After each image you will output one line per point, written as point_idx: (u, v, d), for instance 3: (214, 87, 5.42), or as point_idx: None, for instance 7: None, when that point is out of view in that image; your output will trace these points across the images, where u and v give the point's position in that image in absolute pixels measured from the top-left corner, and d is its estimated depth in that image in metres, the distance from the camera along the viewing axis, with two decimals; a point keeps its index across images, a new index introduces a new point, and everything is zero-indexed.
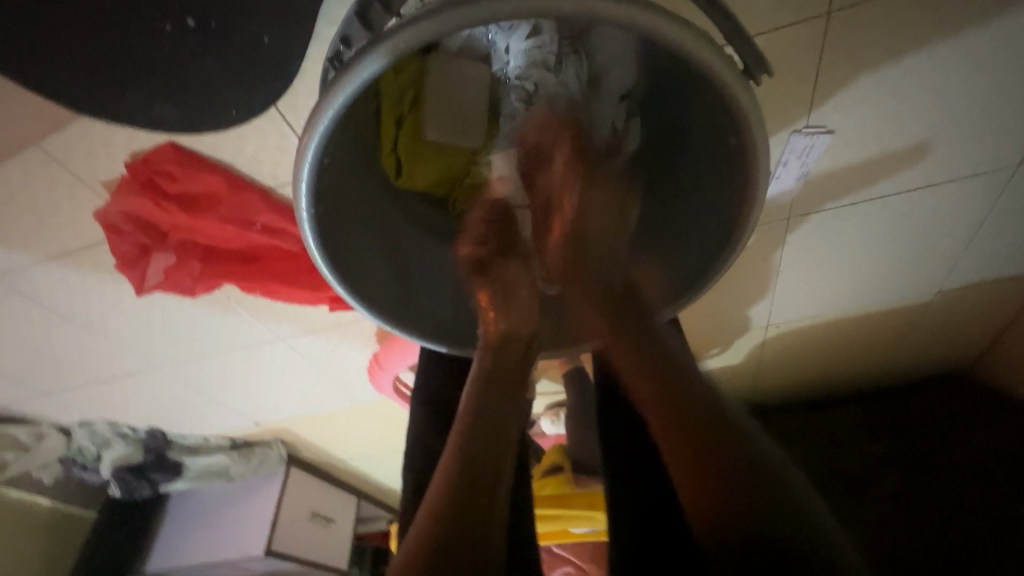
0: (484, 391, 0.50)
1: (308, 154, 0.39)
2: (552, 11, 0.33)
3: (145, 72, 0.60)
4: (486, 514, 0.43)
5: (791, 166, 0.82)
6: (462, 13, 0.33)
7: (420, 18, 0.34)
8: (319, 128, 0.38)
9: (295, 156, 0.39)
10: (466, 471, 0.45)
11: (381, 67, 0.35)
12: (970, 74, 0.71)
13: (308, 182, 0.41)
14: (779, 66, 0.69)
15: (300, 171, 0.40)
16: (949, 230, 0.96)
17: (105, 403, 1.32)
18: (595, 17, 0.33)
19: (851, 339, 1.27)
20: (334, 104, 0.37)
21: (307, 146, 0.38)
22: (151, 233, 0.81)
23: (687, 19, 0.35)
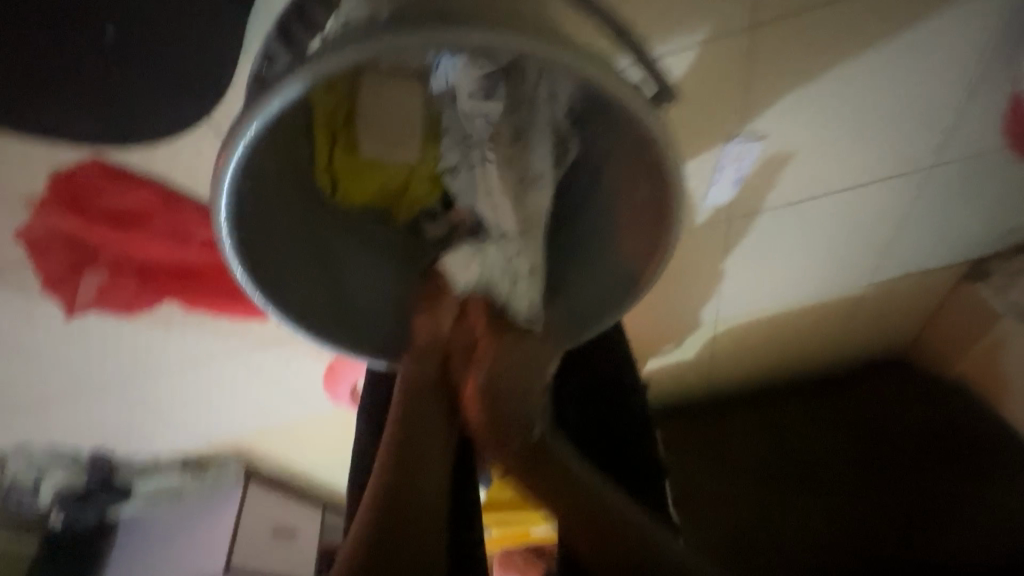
0: (408, 405, 0.55)
1: (225, 180, 0.38)
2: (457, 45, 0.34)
3: (62, 89, 0.57)
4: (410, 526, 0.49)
5: (728, 172, 0.85)
6: (370, 51, 0.34)
7: (330, 51, 0.34)
8: (234, 155, 0.37)
9: (213, 182, 0.38)
10: (396, 475, 0.51)
11: (294, 98, 0.35)
12: (883, 85, 0.76)
13: (226, 209, 0.40)
14: (710, 77, 0.72)
15: (218, 201, 0.39)
16: (876, 227, 1.02)
17: (40, 428, 1.25)
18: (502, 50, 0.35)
19: (795, 331, 1.33)
20: (248, 132, 0.36)
21: (222, 175, 0.38)
22: (81, 252, 0.77)
23: (591, 51, 0.36)
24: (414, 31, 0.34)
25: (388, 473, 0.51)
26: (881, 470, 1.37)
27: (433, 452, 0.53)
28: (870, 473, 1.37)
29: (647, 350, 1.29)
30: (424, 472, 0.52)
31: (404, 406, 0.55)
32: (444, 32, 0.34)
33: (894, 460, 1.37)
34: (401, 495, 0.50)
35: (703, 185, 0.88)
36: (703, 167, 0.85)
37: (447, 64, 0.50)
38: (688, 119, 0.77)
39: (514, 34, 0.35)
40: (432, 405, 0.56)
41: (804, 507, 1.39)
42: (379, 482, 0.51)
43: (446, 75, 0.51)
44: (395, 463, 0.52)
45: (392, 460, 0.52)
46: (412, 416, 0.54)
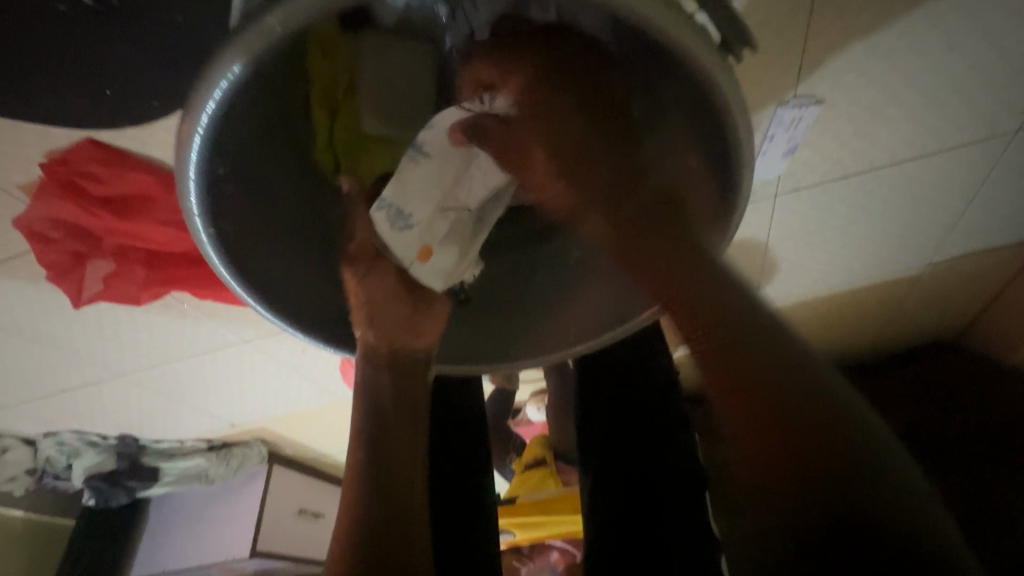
0: (369, 406, 0.47)
1: (192, 153, 0.34)
2: None
3: (39, 65, 0.52)
4: (401, 531, 0.42)
5: (778, 141, 0.76)
6: None
7: None
8: (198, 130, 0.32)
9: (177, 160, 0.34)
10: (373, 474, 0.44)
11: (265, 51, 0.29)
12: (968, 36, 0.65)
13: (197, 193, 0.36)
14: (762, 31, 0.62)
15: (187, 171, 0.35)
16: (943, 201, 0.92)
17: (66, 413, 1.26)
18: None
19: (839, 314, 1.23)
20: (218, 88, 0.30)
21: (188, 147, 0.33)
22: (84, 240, 0.74)
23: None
24: None
25: (361, 477, 0.43)
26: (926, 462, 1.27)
27: (413, 441, 0.47)
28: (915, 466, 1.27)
29: None
30: (401, 479, 0.44)
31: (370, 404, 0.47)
32: None
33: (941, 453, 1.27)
34: (385, 487, 0.43)
35: (748, 157, 0.79)
36: (749, 136, 0.76)
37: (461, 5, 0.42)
38: (737, 80, 0.68)
39: None
40: (402, 407, 0.47)
41: None
42: (350, 483, 0.44)
43: (458, 24, 0.43)
44: (374, 466, 0.44)
45: (359, 477, 0.43)
46: (381, 413, 0.46)
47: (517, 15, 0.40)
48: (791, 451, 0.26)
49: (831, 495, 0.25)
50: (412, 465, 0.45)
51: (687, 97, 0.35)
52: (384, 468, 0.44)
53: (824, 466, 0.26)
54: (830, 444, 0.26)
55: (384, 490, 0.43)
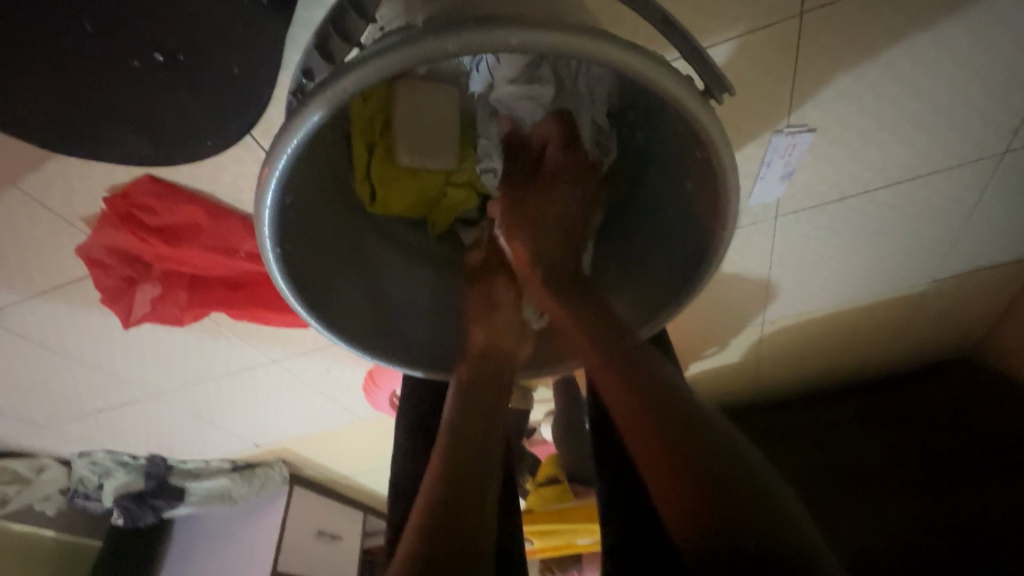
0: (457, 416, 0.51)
1: (270, 190, 0.38)
2: (498, 46, 0.32)
3: (115, 113, 0.59)
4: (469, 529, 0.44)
5: (775, 166, 0.82)
6: (411, 55, 0.33)
7: (369, 58, 0.33)
8: (275, 171, 0.37)
9: (256, 196, 0.39)
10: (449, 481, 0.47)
11: (338, 104, 0.34)
12: (948, 67, 0.70)
13: (270, 221, 0.40)
14: (754, 67, 0.68)
15: (263, 204, 0.39)
16: (941, 218, 0.95)
17: (101, 432, 1.32)
18: (545, 48, 0.32)
19: (849, 331, 1.25)
20: (288, 144, 0.36)
21: (266, 185, 0.38)
22: (136, 266, 0.81)
23: (645, 47, 0.34)
24: (453, 32, 0.32)
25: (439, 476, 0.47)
26: (933, 479, 1.22)
27: (489, 458, 0.50)
28: (923, 484, 1.22)
29: (690, 353, 1.25)
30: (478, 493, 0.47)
31: (454, 419, 0.51)
32: (487, 32, 0.32)
33: (948, 469, 1.22)
34: (458, 487, 0.46)
35: (748, 180, 0.84)
36: (748, 162, 0.81)
37: (489, 63, 0.51)
38: (734, 111, 0.74)
39: (557, 30, 0.32)
40: (478, 421, 0.52)
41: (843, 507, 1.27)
42: (431, 485, 0.46)
43: (481, 77, 0.52)
44: (451, 470, 0.47)
45: (441, 478, 0.47)
46: (461, 427, 0.51)
47: (532, 78, 0.52)
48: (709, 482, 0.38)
49: (742, 526, 0.35)
50: (480, 472, 0.48)
51: (692, 136, 0.40)
52: (458, 474, 0.47)
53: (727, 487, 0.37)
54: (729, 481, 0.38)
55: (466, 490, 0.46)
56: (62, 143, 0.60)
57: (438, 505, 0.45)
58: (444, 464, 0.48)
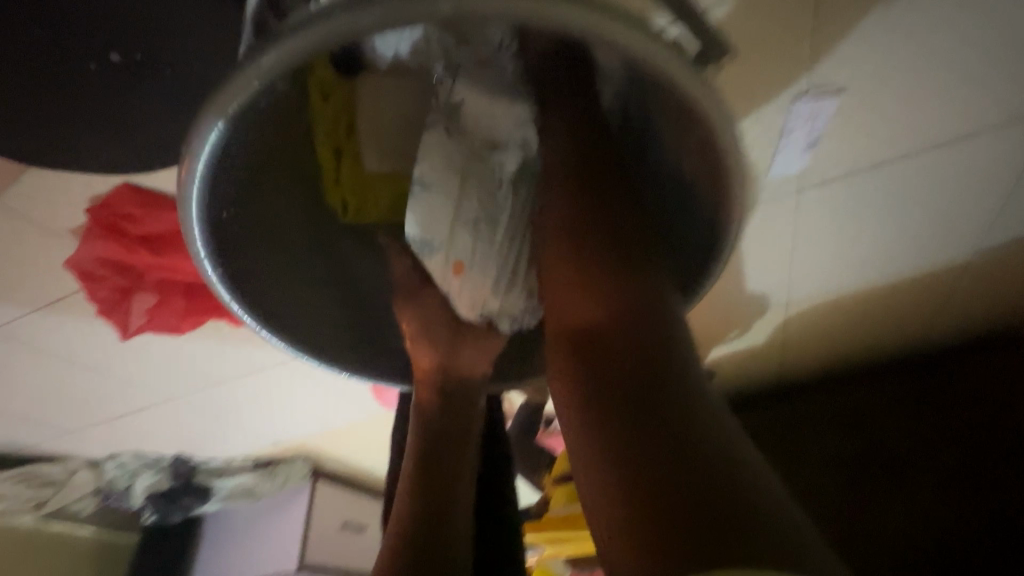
0: (432, 425, 0.47)
1: (193, 204, 0.33)
2: (427, 16, 0.26)
3: (79, 122, 0.54)
4: (447, 546, 0.44)
5: (796, 136, 0.74)
6: (324, 33, 0.27)
7: (275, 42, 0.27)
8: (194, 181, 0.32)
9: (179, 214, 0.33)
10: (422, 498, 0.45)
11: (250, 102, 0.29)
12: (996, 12, 0.61)
13: (201, 239, 0.35)
14: (768, 24, 0.61)
15: (189, 224, 0.34)
16: (988, 183, 0.86)
17: (125, 435, 1.35)
18: (488, 16, 0.26)
19: (884, 307, 1.17)
20: (208, 140, 0.30)
21: (187, 203, 0.33)
22: (129, 276, 0.79)
23: (621, 10, 0.28)
24: (371, 5, 0.26)
25: (416, 486, 0.45)
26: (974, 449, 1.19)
27: (462, 459, 0.48)
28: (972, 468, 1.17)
29: (711, 336, 1.19)
30: (450, 507, 0.45)
31: (429, 423, 0.47)
32: (414, 0, 0.26)
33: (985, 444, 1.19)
34: (434, 510, 0.44)
35: (767, 153, 0.77)
36: (765, 133, 0.74)
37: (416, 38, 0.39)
38: (747, 76, 0.66)
39: None
40: (453, 431, 0.48)
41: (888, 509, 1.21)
42: (404, 504, 0.45)
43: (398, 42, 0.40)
44: (425, 476, 0.46)
45: (416, 492, 0.45)
46: (436, 434, 0.47)
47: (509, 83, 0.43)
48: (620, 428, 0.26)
49: (681, 498, 0.22)
50: (458, 481, 0.46)
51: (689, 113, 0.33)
52: (433, 487, 0.45)
53: (665, 458, 0.24)
54: (652, 441, 0.25)
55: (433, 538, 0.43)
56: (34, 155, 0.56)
57: (410, 527, 0.44)
58: (418, 476, 0.45)
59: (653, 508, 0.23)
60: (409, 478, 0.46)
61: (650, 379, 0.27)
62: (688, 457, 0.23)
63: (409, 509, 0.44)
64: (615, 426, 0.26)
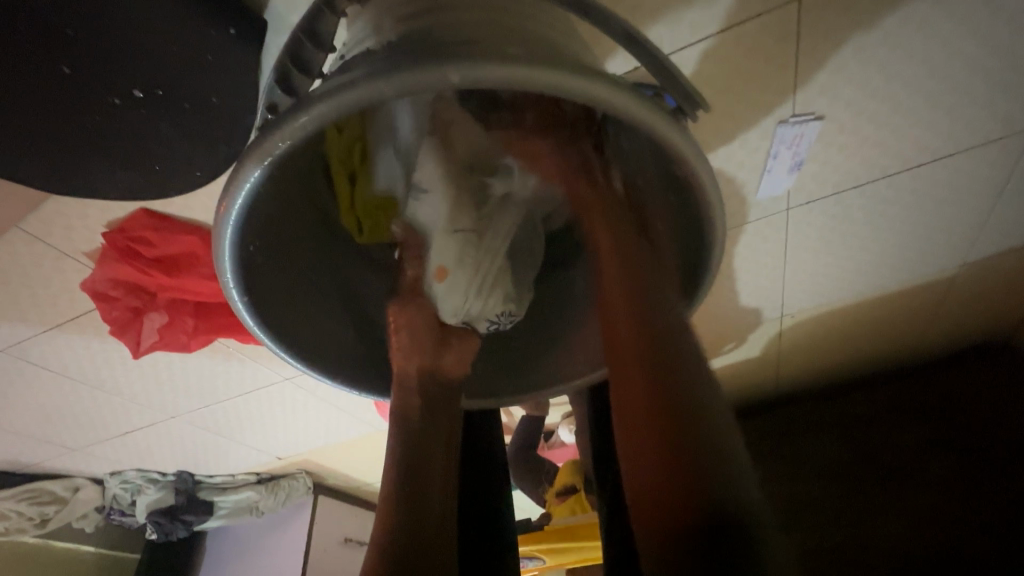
0: (414, 429, 0.46)
1: (226, 238, 0.36)
2: (438, 83, 0.30)
3: (104, 150, 0.57)
4: (433, 551, 0.43)
5: (782, 158, 0.78)
6: (347, 100, 0.30)
7: (303, 108, 0.31)
8: (229, 222, 0.35)
9: (213, 246, 0.37)
10: (408, 505, 0.44)
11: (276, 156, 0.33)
12: (965, 45, 0.65)
13: (232, 269, 0.38)
14: (751, 56, 0.64)
15: (222, 256, 0.37)
16: (968, 200, 0.90)
17: (130, 452, 1.36)
18: (490, 83, 0.30)
19: (875, 318, 1.20)
20: (242, 184, 0.33)
21: (221, 239, 0.36)
22: (142, 296, 0.82)
23: (610, 75, 0.31)
24: (388, 74, 0.30)
25: (400, 491, 0.44)
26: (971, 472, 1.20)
27: (441, 465, 0.47)
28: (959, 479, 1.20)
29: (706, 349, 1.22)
30: (436, 514, 0.45)
31: (411, 426, 0.47)
32: (426, 70, 0.30)
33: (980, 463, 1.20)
34: (417, 514, 0.44)
35: (755, 175, 0.81)
36: (752, 156, 0.77)
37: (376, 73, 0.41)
38: (733, 104, 0.70)
39: (501, 61, 0.30)
40: (435, 436, 0.47)
41: (882, 520, 1.22)
42: (387, 510, 0.44)
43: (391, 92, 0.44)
44: (408, 480, 0.45)
45: (399, 500, 0.44)
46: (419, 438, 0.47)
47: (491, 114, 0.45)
48: (671, 453, 0.30)
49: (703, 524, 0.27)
50: (439, 487, 0.46)
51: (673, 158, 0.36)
52: (417, 493, 0.45)
53: (687, 484, 0.28)
54: (692, 473, 0.29)
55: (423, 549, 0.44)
56: (61, 181, 0.59)
57: (396, 533, 0.43)
58: (404, 482, 0.45)
59: (688, 510, 0.28)
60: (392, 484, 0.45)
61: (673, 410, 0.31)
62: (717, 485, 0.28)
63: (393, 515, 0.43)
64: (658, 439, 0.31)
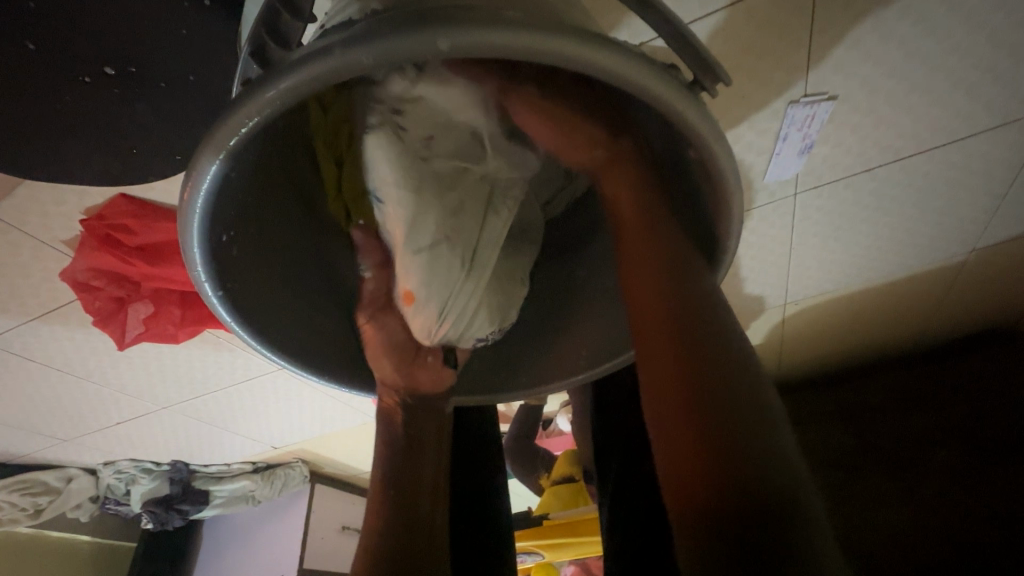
0: (397, 435, 0.47)
1: (195, 229, 0.33)
2: (426, 53, 0.27)
3: (72, 135, 0.54)
4: (420, 555, 0.43)
5: (792, 141, 0.74)
6: (324, 70, 0.27)
7: (274, 79, 0.27)
8: (196, 210, 0.32)
9: (181, 238, 0.33)
10: (396, 511, 0.45)
11: (246, 135, 0.29)
12: (989, 19, 0.61)
13: (204, 264, 0.35)
14: (763, 32, 0.61)
15: (191, 247, 0.34)
16: (980, 185, 0.87)
17: (122, 443, 1.34)
18: (483, 52, 0.26)
19: (878, 307, 1.18)
20: (210, 166, 0.30)
21: (188, 230, 0.33)
22: (125, 286, 0.79)
23: (619, 44, 0.28)
24: (368, 42, 0.26)
25: (388, 495, 0.45)
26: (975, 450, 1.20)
27: (429, 465, 0.47)
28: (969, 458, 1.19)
29: None
30: (424, 517, 0.45)
31: (394, 432, 0.47)
32: (412, 37, 0.26)
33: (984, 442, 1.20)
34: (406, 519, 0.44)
35: (763, 158, 0.77)
36: (760, 138, 0.74)
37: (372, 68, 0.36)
38: (741, 83, 0.67)
39: (496, 26, 0.26)
40: (420, 439, 0.47)
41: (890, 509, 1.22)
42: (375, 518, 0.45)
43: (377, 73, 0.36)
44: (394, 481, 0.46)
45: (388, 504, 0.45)
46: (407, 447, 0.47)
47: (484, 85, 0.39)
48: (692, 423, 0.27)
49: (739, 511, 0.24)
50: (430, 488, 0.47)
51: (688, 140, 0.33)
52: (404, 498, 0.45)
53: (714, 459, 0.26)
54: (728, 456, 0.25)
55: (408, 547, 0.44)
56: (30, 169, 0.56)
57: (385, 540, 0.43)
58: (390, 486, 0.46)
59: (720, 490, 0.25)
60: (381, 491, 0.46)
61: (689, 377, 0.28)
62: (760, 463, 0.25)
63: (381, 520, 0.44)
64: (685, 423, 0.27)
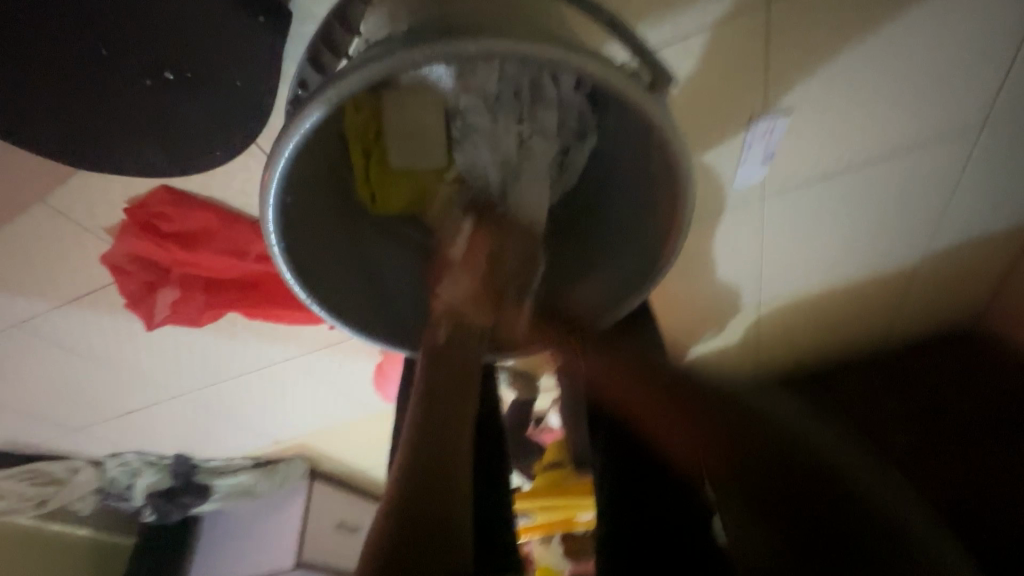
0: (433, 384, 0.50)
1: (272, 189, 0.43)
2: (460, 55, 0.36)
3: (130, 128, 0.60)
4: (446, 490, 0.44)
5: (756, 150, 0.85)
6: (384, 67, 0.36)
7: (348, 72, 0.37)
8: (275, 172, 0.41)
9: (259, 195, 0.43)
10: (422, 451, 0.46)
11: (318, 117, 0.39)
12: (915, 48, 0.73)
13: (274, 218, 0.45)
14: (728, 54, 0.71)
15: (266, 203, 0.44)
16: (926, 193, 0.98)
17: (130, 433, 1.39)
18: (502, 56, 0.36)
19: (844, 309, 1.28)
20: (293, 140, 0.40)
21: (267, 188, 0.43)
22: (155, 272, 0.87)
23: (602, 54, 0.38)
24: (419, 47, 0.36)
25: (415, 436, 0.47)
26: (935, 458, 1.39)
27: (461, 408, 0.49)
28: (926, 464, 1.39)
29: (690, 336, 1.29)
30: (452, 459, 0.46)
31: (426, 384, 0.50)
32: (452, 44, 0.36)
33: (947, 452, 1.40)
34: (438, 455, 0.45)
35: (732, 165, 0.87)
36: (729, 147, 0.84)
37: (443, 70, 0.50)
38: (709, 99, 0.77)
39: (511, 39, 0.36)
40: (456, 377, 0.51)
41: None
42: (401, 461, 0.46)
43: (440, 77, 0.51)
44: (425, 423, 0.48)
45: (416, 442, 0.46)
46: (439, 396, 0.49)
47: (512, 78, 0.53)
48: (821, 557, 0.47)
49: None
50: (456, 431, 0.48)
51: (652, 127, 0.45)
52: (430, 436, 0.47)
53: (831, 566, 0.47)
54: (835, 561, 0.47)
55: (433, 472, 0.44)
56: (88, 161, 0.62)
57: (411, 474, 0.44)
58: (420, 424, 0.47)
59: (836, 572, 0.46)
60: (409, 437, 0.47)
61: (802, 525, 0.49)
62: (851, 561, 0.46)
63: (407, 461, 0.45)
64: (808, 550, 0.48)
